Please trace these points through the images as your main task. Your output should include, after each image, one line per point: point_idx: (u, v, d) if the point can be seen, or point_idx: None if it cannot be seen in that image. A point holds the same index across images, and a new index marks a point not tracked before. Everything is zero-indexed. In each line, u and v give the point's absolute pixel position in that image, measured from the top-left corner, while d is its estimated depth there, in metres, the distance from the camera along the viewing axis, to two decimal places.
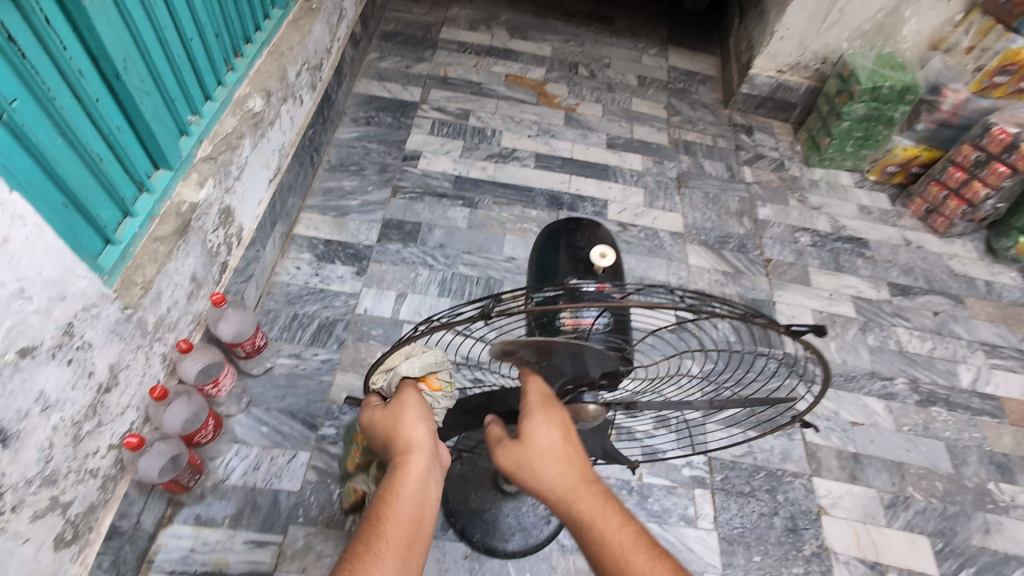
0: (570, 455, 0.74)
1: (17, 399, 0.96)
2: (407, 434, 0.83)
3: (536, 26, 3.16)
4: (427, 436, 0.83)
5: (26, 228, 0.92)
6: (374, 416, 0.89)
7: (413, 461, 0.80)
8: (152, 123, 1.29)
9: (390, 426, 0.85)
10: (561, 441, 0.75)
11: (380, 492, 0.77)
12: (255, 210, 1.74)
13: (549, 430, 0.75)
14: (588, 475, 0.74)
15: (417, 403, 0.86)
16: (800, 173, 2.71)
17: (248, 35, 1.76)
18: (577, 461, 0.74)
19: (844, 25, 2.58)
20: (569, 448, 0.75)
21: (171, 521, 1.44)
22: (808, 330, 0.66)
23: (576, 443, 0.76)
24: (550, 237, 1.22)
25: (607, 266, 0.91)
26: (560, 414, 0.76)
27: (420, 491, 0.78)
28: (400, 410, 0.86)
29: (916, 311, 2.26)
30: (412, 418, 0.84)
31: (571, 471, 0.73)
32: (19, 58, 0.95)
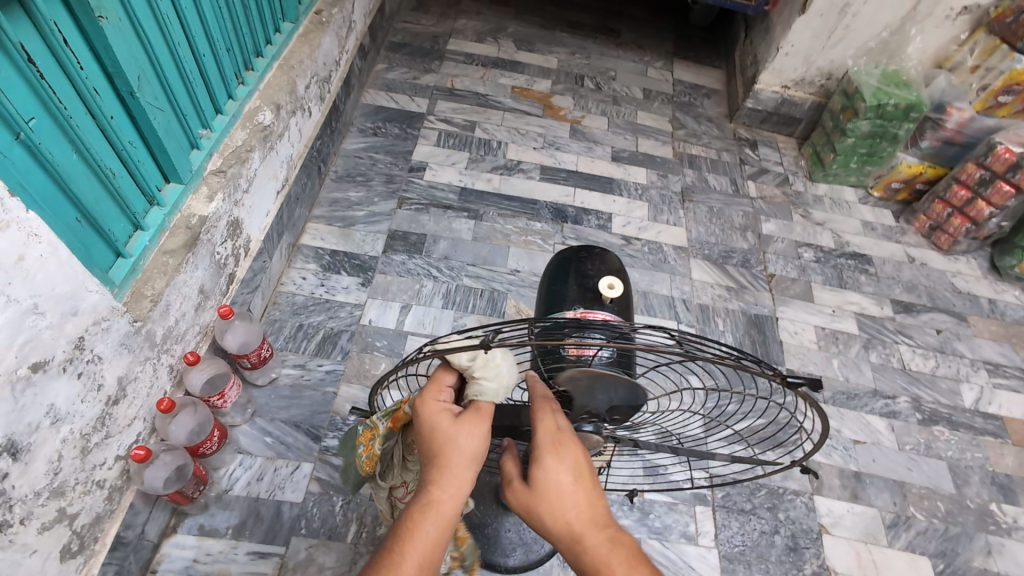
0: (579, 497, 0.74)
1: (28, 413, 0.97)
2: (453, 473, 0.76)
3: (543, 38, 3.18)
4: (470, 487, 0.77)
5: (42, 245, 0.94)
6: (436, 424, 0.79)
7: (447, 506, 0.75)
8: (164, 138, 1.31)
9: (442, 450, 0.78)
10: (570, 487, 0.74)
11: (408, 523, 0.73)
12: (263, 221, 1.76)
13: (558, 471, 0.74)
14: (599, 516, 0.73)
15: (479, 436, 0.79)
16: (804, 188, 2.72)
17: (259, 49, 1.78)
18: (587, 502, 0.74)
19: (850, 42, 2.59)
20: (579, 490, 0.74)
21: (174, 530, 1.45)
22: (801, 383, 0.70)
23: (587, 484, 0.75)
24: (561, 264, 1.23)
25: (615, 296, 0.95)
26: (569, 454, 0.76)
27: (442, 536, 0.74)
28: (461, 440, 0.78)
29: (919, 328, 2.26)
30: (463, 461, 0.77)
31: (579, 513, 0.73)
32: (37, 78, 0.97)
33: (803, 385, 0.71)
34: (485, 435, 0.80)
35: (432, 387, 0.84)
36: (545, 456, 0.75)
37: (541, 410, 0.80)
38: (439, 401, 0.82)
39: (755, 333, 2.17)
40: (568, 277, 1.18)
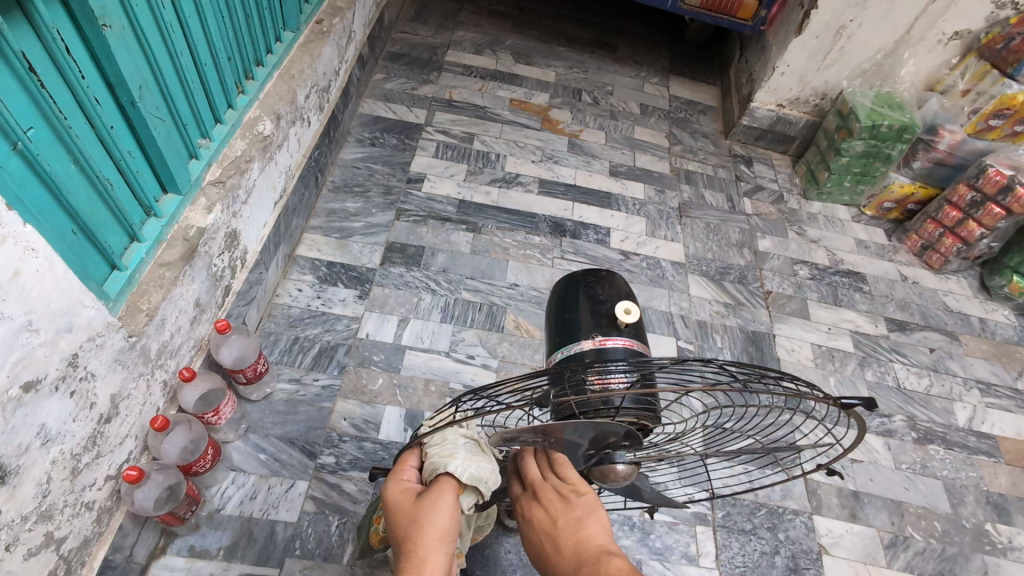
0: (552, 543, 0.80)
1: (18, 434, 0.93)
2: (425, 554, 0.77)
3: (540, 51, 3.20)
4: (444, 566, 0.77)
5: (38, 258, 0.90)
6: (403, 508, 0.84)
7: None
8: (164, 149, 1.28)
9: (411, 531, 0.80)
10: (544, 544, 0.81)
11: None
12: (259, 232, 1.73)
13: (530, 530, 0.83)
14: (578, 556, 0.76)
15: (447, 520, 0.81)
16: (799, 206, 2.75)
17: (260, 58, 1.76)
18: (558, 546, 0.79)
19: (843, 64, 2.64)
20: (550, 542, 0.80)
21: (163, 552, 1.40)
22: (855, 402, 0.72)
23: (556, 528, 0.81)
24: (569, 288, 1.20)
25: (631, 321, 0.96)
26: (535, 509, 0.84)
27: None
28: (429, 517, 0.81)
29: (912, 346, 2.29)
30: (435, 538, 0.79)
31: (558, 558, 0.78)
32: (38, 88, 0.94)
33: (858, 404, 0.73)
34: (454, 511, 0.83)
35: (400, 473, 0.91)
36: (521, 520, 0.86)
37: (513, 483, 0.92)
38: (407, 486, 0.88)
39: (753, 351, 2.17)
40: (578, 303, 1.15)
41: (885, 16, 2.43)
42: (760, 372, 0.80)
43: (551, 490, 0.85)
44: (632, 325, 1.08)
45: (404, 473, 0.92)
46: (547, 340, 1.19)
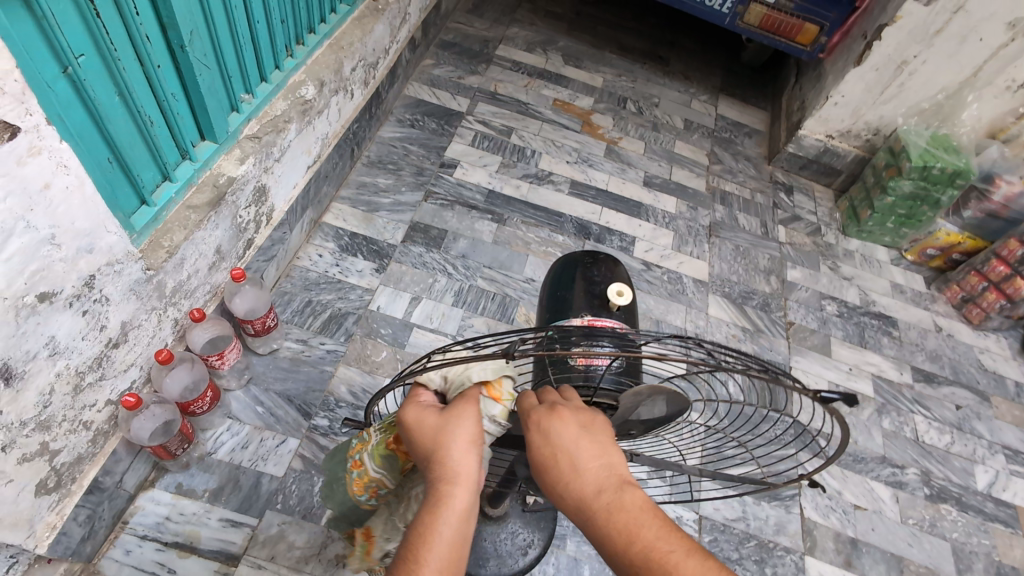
0: (572, 463, 0.66)
1: (28, 341, 0.97)
2: (456, 457, 0.70)
3: (591, 56, 3.19)
4: (477, 467, 0.71)
5: (68, 176, 0.94)
6: (423, 421, 0.76)
7: (458, 497, 0.67)
8: (206, 95, 1.32)
9: (437, 441, 0.72)
10: (560, 461, 0.66)
11: (419, 520, 0.66)
12: (289, 192, 1.78)
13: (542, 443, 0.68)
14: (600, 483, 0.64)
15: (471, 423, 0.74)
16: (835, 241, 2.66)
17: (313, 25, 1.80)
18: (577, 467, 0.66)
19: (902, 100, 2.55)
20: (570, 460, 0.66)
21: (152, 485, 1.44)
22: (837, 397, 0.64)
23: (578, 447, 0.67)
24: (566, 266, 1.24)
25: (622, 304, 0.93)
26: (554, 421, 0.69)
27: (460, 529, 0.66)
28: (451, 426, 0.73)
29: (938, 401, 2.17)
30: (463, 441, 0.72)
31: (576, 479, 0.65)
32: (93, 17, 0.99)
33: (838, 399, 0.64)
34: (478, 414, 0.76)
35: (412, 395, 0.82)
36: (530, 435, 0.70)
37: (526, 396, 0.76)
38: (420, 403, 0.80)
39: None
40: (574, 281, 1.19)
41: (952, 55, 2.33)
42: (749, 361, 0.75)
43: (577, 410, 0.72)
44: (624, 309, 1.13)
45: (416, 396, 0.83)
46: (540, 314, 1.24)
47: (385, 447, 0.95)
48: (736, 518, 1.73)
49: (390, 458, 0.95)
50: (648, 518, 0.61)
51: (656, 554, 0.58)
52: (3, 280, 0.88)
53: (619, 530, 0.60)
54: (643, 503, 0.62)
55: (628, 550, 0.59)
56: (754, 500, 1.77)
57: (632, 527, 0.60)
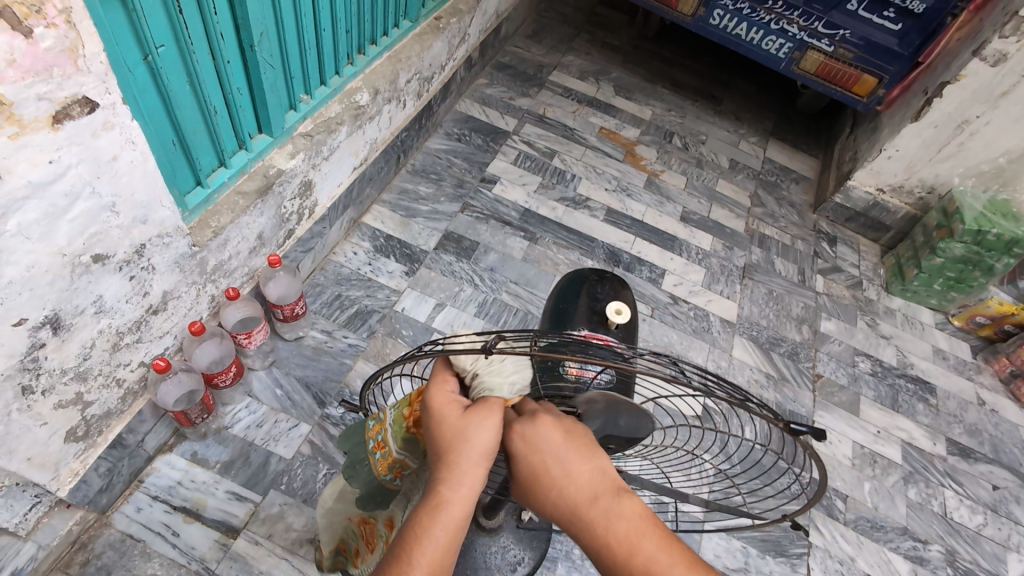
0: (562, 473, 0.64)
1: (78, 297, 1.06)
2: (461, 469, 0.66)
3: (643, 88, 3.23)
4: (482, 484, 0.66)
5: (134, 152, 1.03)
6: (444, 417, 0.71)
7: (456, 501, 0.64)
8: (267, 92, 1.43)
9: (451, 444, 0.68)
10: (551, 468, 0.64)
11: (413, 521, 0.63)
12: (332, 190, 1.87)
13: (529, 452, 0.66)
14: (593, 487, 0.63)
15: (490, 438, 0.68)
16: (876, 297, 2.56)
17: (375, 37, 1.92)
18: (569, 475, 0.64)
19: (960, 160, 2.46)
20: (563, 467, 0.64)
21: (170, 449, 1.53)
22: (806, 431, 0.64)
23: (566, 453, 0.65)
24: (573, 282, 1.26)
25: (620, 322, 1.00)
26: (539, 428, 0.67)
27: (451, 537, 0.63)
28: (474, 433, 0.67)
29: (973, 478, 2.04)
30: (474, 456, 0.66)
31: (569, 490, 0.63)
32: (176, 13, 1.09)
33: (806, 434, 0.64)
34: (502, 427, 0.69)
35: (439, 378, 0.78)
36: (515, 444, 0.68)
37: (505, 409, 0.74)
38: (446, 393, 0.75)
39: None
40: (578, 295, 1.21)
41: (1017, 118, 2.24)
42: (731, 390, 0.74)
43: (559, 418, 0.70)
44: (622, 329, 1.15)
45: (442, 380, 0.78)
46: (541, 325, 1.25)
47: (405, 428, 0.92)
48: (737, 568, 1.67)
49: (411, 439, 0.92)
50: (644, 528, 0.59)
51: (656, 567, 0.56)
52: (65, 237, 0.97)
53: (618, 541, 0.59)
54: (637, 512, 0.60)
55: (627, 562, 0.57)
56: (758, 552, 1.71)
57: (630, 538, 0.58)
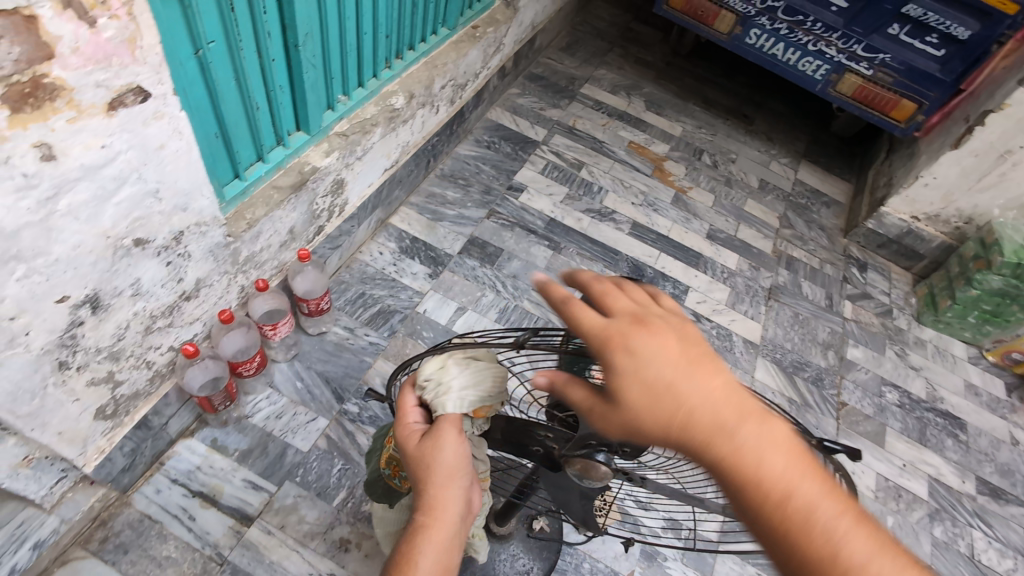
0: (693, 405, 0.53)
1: (118, 278, 1.09)
2: (434, 495, 0.76)
3: (674, 105, 3.23)
4: (455, 503, 0.76)
5: (180, 141, 1.07)
6: (409, 450, 0.77)
7: (436, 526, 0.75)
8: (307, 91, 1.47)
9: (424, 476, 0.75)
10: (682, 391, 0.53)
11: (400, 552, 0.74)
12: (363, 190, 1.91)
13: (647, 377, 0.54)
14: (732, 412, 0.54)
15: (452, 459, 0.75)
16: (907, 327, 2.49)
17: (413, 43, 1.95)
18: (701, 403, 0.53)
19: (1001, 191, 2.39)
20: (697, 393, 0.53)
21: (191, 434, 1.56)
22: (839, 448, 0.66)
23: (694, 377, 0.54)
24: None
25: None
26: (652, 350, 0.55)
27: (440, 558, 0.74)
28: (436, 461, 0.74)
29: (1004, 521, 1.96)
30: (443, 479, 0.75)
31: (704, 424, 0.53)
32: (228, 10, 1.13)
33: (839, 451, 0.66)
34: (461, 441, 0.76)
35: (401, 409, 0.80)
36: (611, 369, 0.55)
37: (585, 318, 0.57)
38: (410, 422, 0.79)
39: None
40: None
41: None
42: None
43: (671, 325, 0.58)
44: None
45: (404, 413, 0.80)
46: None
47: None
48: None
49: None
50: (794, 457, 0.53)
51: (810, 498, 0.52)
52: (110, 219, 1.00)
53: (771, 493, 0.52)
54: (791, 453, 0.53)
55: (783, 516, 0.52)
56: None
57: (784, 488, 0.52)
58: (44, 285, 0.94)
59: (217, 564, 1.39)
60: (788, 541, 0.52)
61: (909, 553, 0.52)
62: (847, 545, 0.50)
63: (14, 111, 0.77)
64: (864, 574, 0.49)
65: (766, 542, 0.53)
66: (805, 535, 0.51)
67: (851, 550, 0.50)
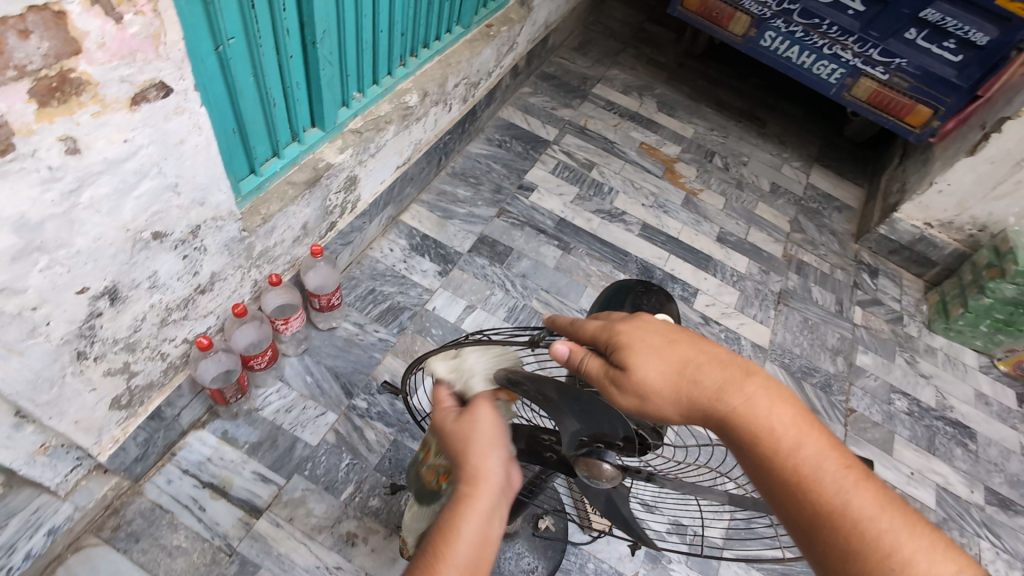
0: (713, 392, 0.64)
1: (137, 271, 1.11)
2: (475, 464, 0.71)
3: (686, 106, 3.21)
4: (499, 471, 0.71)
5: (200, 136, 1.08)
6: (443, 425, 0.77)
7: (479, 495, 0.68)
8: (323, 88, 1.48)
9: (460, 448, 0.73)
10: (701, 378, 0.65)
11: (440, 526, 0.67)
12: (375, 186, 1.92)
13: (672, 366, 0.65)
14: (748, 394, 0.64)
15: (489, 426, 0.74)
16: (917, 334, 2.48)
17: (428, 41, 1.96)
18: (720, 387, 0.64)
19: (1017, 199, 2.37)
20: (715, 378, 0.65)
21: (202, 426, 1.57)
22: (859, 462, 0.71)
23: (712, 365, 0.66)
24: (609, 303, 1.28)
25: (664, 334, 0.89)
26: (675, 348, 0.67)
27: (481, 532, 0.67)
28: (473, 428, 0.74)
29: (1012, 531, 1.94)
30: (480, 448, 0.72)
31: (723, 405, 0.64)
32: (249, 7, 1.14)
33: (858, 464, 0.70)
34: (496, 414, 0.77)
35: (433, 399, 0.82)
36: (634, 350, 0.66)
37: (618, 325, 0.70)
38: (443, 406, 0.80)
39: None
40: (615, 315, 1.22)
41: None
42: None
43: (691, 333, 0.70)
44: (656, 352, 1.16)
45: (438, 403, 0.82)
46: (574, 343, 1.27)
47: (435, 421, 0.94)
48: None
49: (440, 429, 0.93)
50: (803, 429, 0.64)
51: (819, 460, 0.62)
52: (130, 213, 1.02)
53: (785, 451, 0.63)
54: (800, 417, 0.64)
55: (796, 474, 0.62)
56: None
57: (796, 447, 0.63)
58: (65, 276, 0.96)
59: (226, 554, 1.41)
60: (801, 495, 0.62)
61: (909, 505, 0.60)
62: (854, 498, 0.60)
63: (41, 104, 0.78)
64: (865, 519, 0.59)
65: (785, 502, 0.63)
66: (815, 490, 0.61)
67: (857, 501, 0.59)
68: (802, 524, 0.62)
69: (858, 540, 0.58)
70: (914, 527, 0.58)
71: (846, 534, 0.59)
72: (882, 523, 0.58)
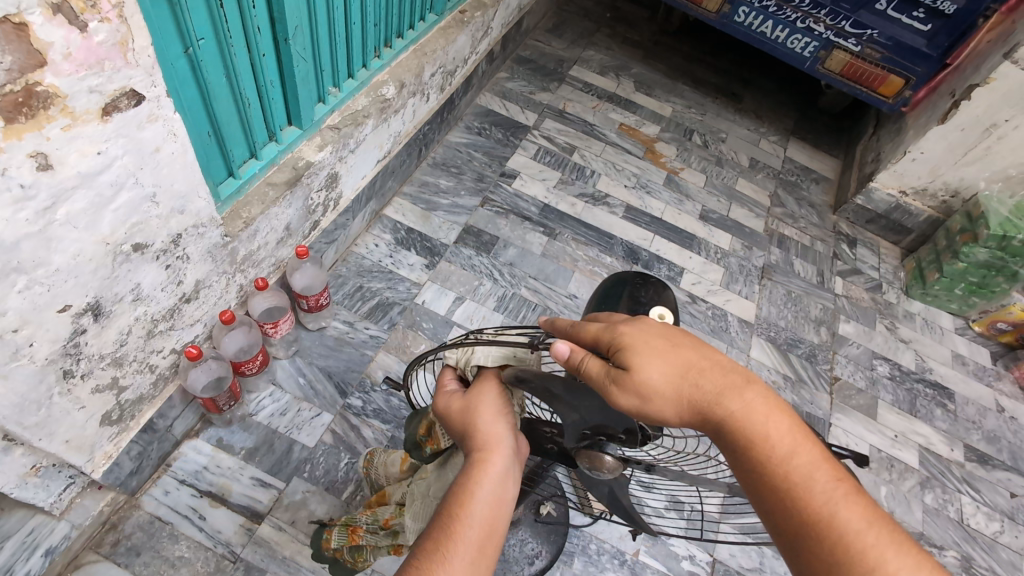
0: (714, 396, 0.65)
1: (119, 284, 1.08)
2: (483, 431, 0.73)
3: (663, 85, 3.21)
4: (507, 435, 0.73)
5: (176, 143, 1.04)
6: (450, 407, 0.78)
7: (491, 459, 0.70)
8: (298, 85, 1.44)
9: (466, 418, 0.75)
10: (701, 383, 0.66)
11: (454, 487, 0.68)
12: (357, 182, 1.89)
13: (675, 371, 0.65)
14: (746, 401, 0.64)
15: (495, 399, 0.77)
16: (896, 301, 2.54)
17: (402, 31, 1.91)
18: (723, 393, 0.65)
19: (987, 164, 2.42)
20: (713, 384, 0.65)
21: (196, 435, 1.56)
22: (847, 454, 0.73)
23: (714, 372, 0.66)
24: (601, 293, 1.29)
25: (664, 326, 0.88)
26: (678, 353, 0.67)
27: (496, 491, 0.68)
28: (480, 403, 0.76)
29: (990, 485, 2.03)
30: (490, 414, 0.75)
31: (723, 408, 0.64)
32: (218, 8, 1.10)
33: (847, 456, 0.72)
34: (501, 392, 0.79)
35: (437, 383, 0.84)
36: (637, 352, 0.66)
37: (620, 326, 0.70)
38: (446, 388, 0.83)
39: None
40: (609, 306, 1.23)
41: None
42: None
43: (695, 339, 0.70)
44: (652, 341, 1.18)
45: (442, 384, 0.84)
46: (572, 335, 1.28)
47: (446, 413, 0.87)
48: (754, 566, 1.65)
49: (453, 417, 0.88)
50: (796, 439, 0.65)
51: (811, 471, 0.63)
52: (109, 226, 0.99)
53: (778, 458, 0.63)
54: (795, 427, 0.65)
55: (786, 481, 0.63)
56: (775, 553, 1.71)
57: (789, 455, 0.64)
58: (46, 295, 0.93)
59: (231, 561, 1.40)
60: (791, 504, 0.62)
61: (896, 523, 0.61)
62: (841, 511, 0.61)
63: (8, 121, 0.75)
64: (854, 532, 0.59)
65: (771, 506, 0.63)
66: (803, 497, 0.62)
67: (844, 512, 0.60)
68: (787, 530, 0.62)
69: (841, 550, 0.59)
70: (898, 545, 0.59)
71: (832, 544, 0.59)
72: (868, 537, 0.59)
